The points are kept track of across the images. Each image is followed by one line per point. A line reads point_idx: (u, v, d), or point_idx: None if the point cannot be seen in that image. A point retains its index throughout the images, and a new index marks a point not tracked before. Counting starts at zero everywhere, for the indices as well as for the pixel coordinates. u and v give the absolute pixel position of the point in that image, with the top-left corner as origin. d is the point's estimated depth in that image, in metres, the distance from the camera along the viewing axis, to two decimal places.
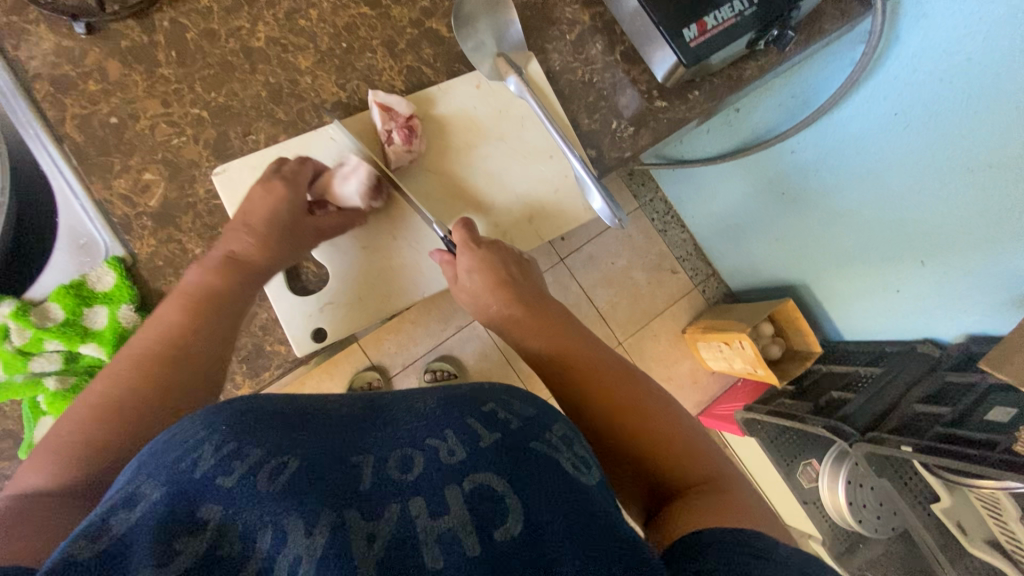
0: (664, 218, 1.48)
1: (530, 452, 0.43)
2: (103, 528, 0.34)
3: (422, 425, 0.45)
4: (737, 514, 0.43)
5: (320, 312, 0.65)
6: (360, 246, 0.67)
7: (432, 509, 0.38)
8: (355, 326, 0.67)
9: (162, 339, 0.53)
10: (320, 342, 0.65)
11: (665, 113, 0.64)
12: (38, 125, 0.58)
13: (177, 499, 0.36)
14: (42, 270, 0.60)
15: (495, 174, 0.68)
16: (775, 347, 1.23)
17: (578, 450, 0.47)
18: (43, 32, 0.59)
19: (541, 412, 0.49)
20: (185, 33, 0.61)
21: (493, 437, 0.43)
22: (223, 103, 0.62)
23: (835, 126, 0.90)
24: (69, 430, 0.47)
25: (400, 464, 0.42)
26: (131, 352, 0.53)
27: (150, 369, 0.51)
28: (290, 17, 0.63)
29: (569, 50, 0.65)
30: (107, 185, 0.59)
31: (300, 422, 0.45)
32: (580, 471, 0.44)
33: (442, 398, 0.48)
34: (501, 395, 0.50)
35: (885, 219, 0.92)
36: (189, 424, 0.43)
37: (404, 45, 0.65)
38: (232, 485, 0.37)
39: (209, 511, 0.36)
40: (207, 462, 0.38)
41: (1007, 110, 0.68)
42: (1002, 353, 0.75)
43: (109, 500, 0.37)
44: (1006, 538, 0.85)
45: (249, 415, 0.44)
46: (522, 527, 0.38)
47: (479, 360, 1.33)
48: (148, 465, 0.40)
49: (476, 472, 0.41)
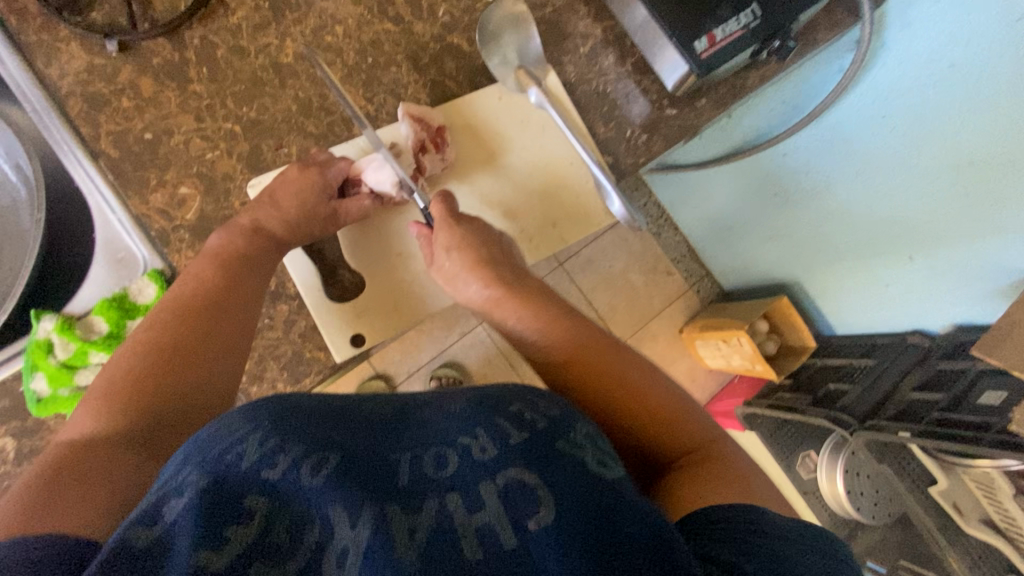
0: (658, 221, 1.50)
1: (557, 449, 0.41)
2: (157, 516, 0.34)
3: (454, 424, 0.44)
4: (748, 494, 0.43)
5: (357, 320, 0.68)
6: (395, 252, 0.70)
7: (467, 505, 0.37)
8: (386, 333, 0.69)
9: (196, 293, 0.55)
10: (359, 347, 0.67)
11: (675, 120, 0.68)
12: (74, 142, 0.60)
13: (222, 488, 0.36)
14: (80, 284, 0.63)
15: (519, 182, 0.72)
16: (770, 344, 1.29)
17: (602, 446, 0.44)
18: (76, 50, 0.60)
19: (565, 412, 0.46)
20: (216, 50, 0.63)
21: (523, 434, 0.41)
22: (255, 117, 0.64)
23: (827, 128, 0.94)
24: (119, 377, 0.49)
25: (435, 462, 0.40)
26: (167, 305, 0.54)
27: (189, 320, 0.53)
28: (317, 33, 0.65)
29: (583, 62, 0.68)
30: (144, 200, 0.61)
31: (335, 422, 0.44)
32: (605, 466, 0.41)
33: (473, 399, 0.47)
34: (528, 395, 0.48)
35: (878, 216, 0.97)
36: (229, 417, 0.43)
37: (427, 60, 0.68)
38: (278, 477, 0.37)
39: (255, 501, 0.36)
40: (252, 455, 0.38)
41: (991, 107, 0.72)
42: (993, 339, 0.79)
43: (161, 488, 0.38)
44: (1000, 517, 0.90)
45: (289, 415, 0.43)
46: (555, 517, 0.35)
47: (483, 365, 1.34)
48: (194, 455, 0.40)
49: (509, 467, 0.39)
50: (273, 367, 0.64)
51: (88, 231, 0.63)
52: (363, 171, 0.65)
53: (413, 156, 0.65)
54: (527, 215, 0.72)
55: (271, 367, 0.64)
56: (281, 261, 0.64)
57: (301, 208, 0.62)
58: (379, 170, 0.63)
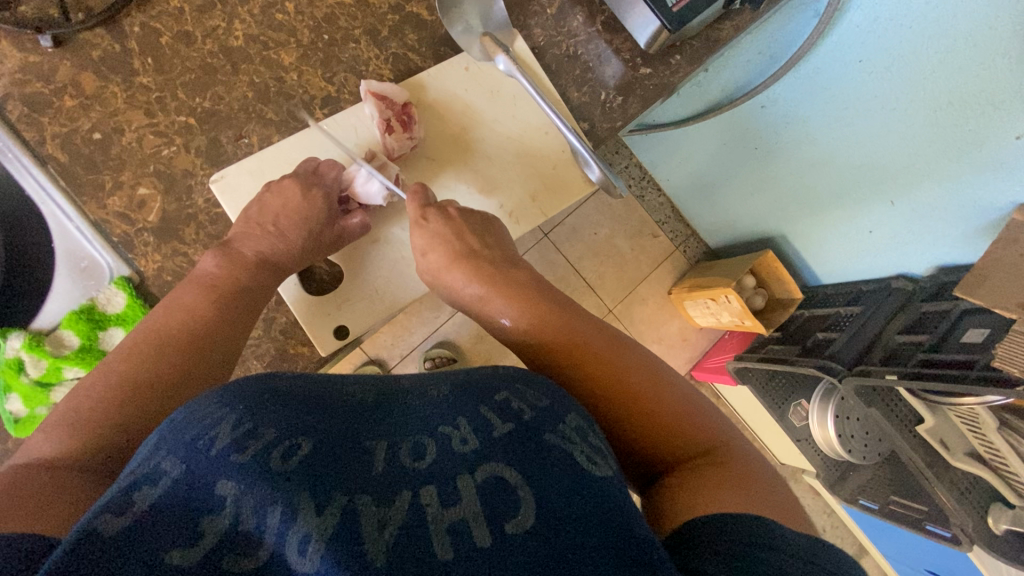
0: (641, 183, 1.48)
1: (542, 443, 0.41)
2: (129, 504, 0.34)
3: (436, 411, 0.45)
4: (757, 501, 0.42)
5: (339, 312, 0.68)
6: (371, 241, 0.70)
7: (443, 498, 0.37)
8: (369, 322, 0.69)
9: (182, 326, 0.54)
10: (343, 341, 0.68)
11: (650, 79, 0.65)
12: (19, 148, 0.58)
13: (196, 476, 0.36)
14: (48, 298, 0.62)
15: (493, 156, 0.70)
16: (758, 298, 1.29)
17: (592, 440, 0.44)
18: (8, 49, 0.57)
19: (555, 402, 0.47)
20: (160, 38, 0.60)
21: (507, 426, 0.42)
22: (210, 107, 0.62)
23: (803, 76, 0.92)
24: (87, 408, 0.49)
25: (412, 451, 0.40)
26: (147, 334, 0.53)
27: (169, 353, 0.52)
28: (266, 12, 0.62)
29: (551, 24, 0.65)
30: (101, 205, 0.59)
31: (315, 405, 0.44)
32: (595, 463, 0.41)
33: (456, 385, 0.48)
34: (516, 383, 0.49)
35: (856, 162, 0.96)
36: (207, 401, 0.43)
37: (387, 33, 0.65)
38: (246, 460, 0.36)
39: (226, 487, 0.35)
40: (225, 439, 0.38)
41: (965, 47, 0.71)
42: (974, 279, 0.81)
43: (133, 475, 0.38)
44: (984, 449, 0.94)
45: (268, 399, 0.43)
46: (535, 520, 0.36)
47: (476, 342, 1.34)
48: (169, 441, 0.40)
49: (489, 462, 0.39)
50: (255, 368, 0.63)
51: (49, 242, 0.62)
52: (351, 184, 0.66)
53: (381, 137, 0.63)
54: (506, 189, 0.71)
55: (254, 365, 0.63)
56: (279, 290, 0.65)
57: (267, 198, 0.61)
58: (370, 184, 0.64)
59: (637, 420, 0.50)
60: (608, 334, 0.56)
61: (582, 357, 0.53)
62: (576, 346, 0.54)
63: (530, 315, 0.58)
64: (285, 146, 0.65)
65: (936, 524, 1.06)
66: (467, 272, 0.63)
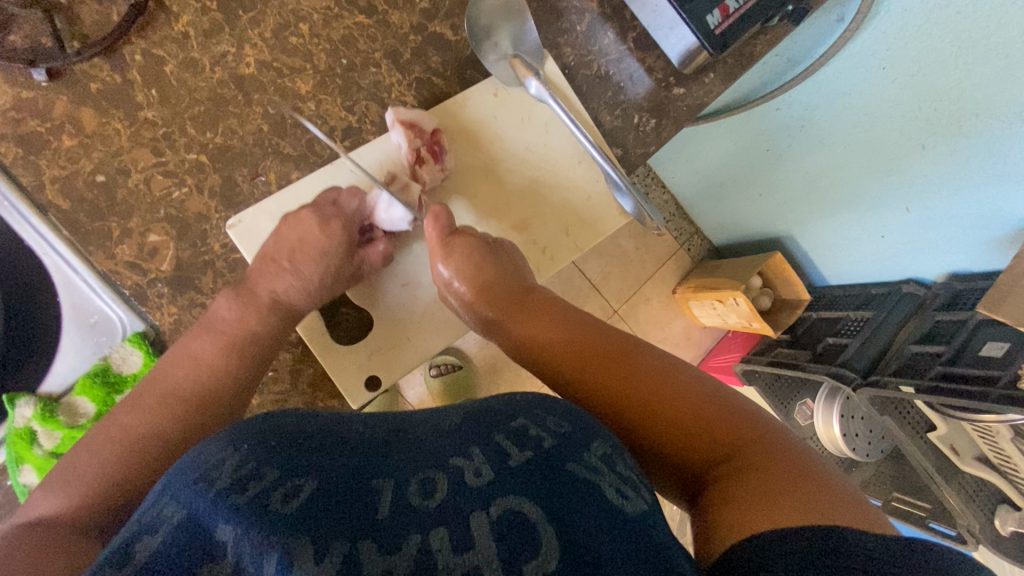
0: (646, 181, 1.42)
1: (564, 473, 0.39)
2: (128, 556, 0.32)
3: (447, 442, 0.43)
4: (812, 513, 0.37)
5: (370, 361, 0.72)
6: (400, 283, 0.73)
7: (455, 542, 0.33)
8: (398, 369, 0.73)
9: (188, 378, 0.54)
10: (376, 390, 0.72)
11: (683, 100, 0.65)
12: (17, 198, 0.60)
13: (196, 521, 0.34)
14: (54, 359, 0.67)
15: (524, 183, 0.74)
16: (764, 298, 1.29)
17: (621, 470, 0.41)
18: (5, 85, 0.59)
19: (577, 428, 0.44)
20: (164, 66, 0.63)
21: (524, 455, 0.40)
22: (222, 143, 0.65)
23: (823, 83, 0.90)
24: (85, 463, 0.48)
25: (421, 488, 0.38)
26: (154, 387, 0.54)
27: (175, 406, 0.52)
28: (279, 35, 0.65)
29: (581, 43, 0.64)
30: (110, 254, 0.63)
31: (323, 441, 0.42)
32: (626, 498, 0.39)
33: (470, 415, 0.46)
34: (535, 409, 0.47)
35: (872, 165, 0.94)
36: (212, 444, 0.42)
37: (408, 54, 0.69)
38: (245, 503, 0.34)
39: (224, 532, 0.33)
40: (225, 480, 0.36)
41: (994, 59, 0.70)
42: (998, 294, 0.80)
43: (133, 525, 0.36)
44: (994, 454, 0.96)
45: (273, 438, 0.41)
46: (558, 562, 0.33)
47: (481, 348, 1.31)
48: (173, 487, 0.38)
49: (504, 496, 0.37)
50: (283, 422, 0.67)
51: (54, 298, 0.66)
52: (374, 211, 0.68)
53: (410, 165, 0.67)
54: (539, 222, 0.75)
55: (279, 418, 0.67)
56: (298, 325, 0.67)
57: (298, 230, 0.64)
58: (394, 211, 0.67)
59: (681, 439, 0.47)
60: (618, 342, 0.57)
61: (608, 379, 0.53)
62: (605, 365, 0.54)
63: (550, 333, 0.60)
64: (306, 183, 0.69)
65: (939, 523, 1.09)
66: (494, 309, 0.65)
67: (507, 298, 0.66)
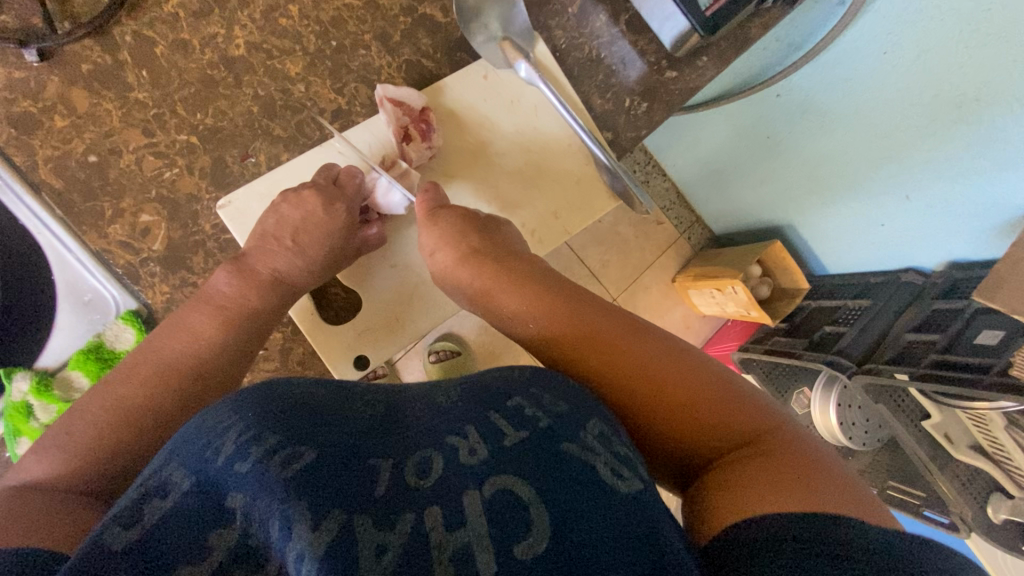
0: (646, 169, 1.41)
1: (557, 454, 0.38)
2: (139, 516, 0.34)
3: (444, 420, 0.42)
4: (811, 501, 0.38)
5: (358, 340, 0.73)
6: (389, 263, 0.74)
7: (448, 521, 0.34)
8: (383, 347, 0.74)
9: (179, 351, 0.55)
10: (363, 368, 0.74)
11: (676, 83, 0.65)
12: (13, 177, 0.62)
13: (204, 487, 0.36)
14: (50, 335, 0.69)
15: (512, 163, 0.75)
16: (763, 288, 1.27)
17: (618, 449, 0.41)
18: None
19: (573, 409, 0.43)
20: (154, 47, 0.64)
21: (520, 435, 0.40)
22: (213, 124, 0.67)
23: (824, 66, 0.88)
24: (81, 431, 0.48)
25: (418, 467, 0.38)
26: (150, 357, 0.54)
27: (165, 375, 0.53)
28: (268, 17, 0.67)
29: (572, 25, 0.65)
30: (103, 234, 0.65)
31: (323, 412, 0.42)
32: (620, 478, 0.38)
33: (466, 390, 0.46)
34: (530, 388, 0.45)
35: (873, 150, 0.93)
36: (217, 409, 0.42)
37: (399, 37, 0.71)
38: (248, 471, 0.35)
39: (236, 500, 0.34)
40: (228, 448, 0.37)
41: (995, 43, 0.69)
42: (994, 280, 0.80)
43: (140, 486, 0.37)
44: (987, 442, 0.97)
45: (276, 406, 0.41)
46: (548, 544, 0.33)
47: (479, 334, 1.32)
48: (180, 450, 0.39)
49: (500, 474, 0.37)
50: None
51: (49, 276, 0.67)
52: (372, 194, 0.70)
53: (399, 143, 0.68)
54: (530, 206, 0.76)
55: None
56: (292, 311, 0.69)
57: (289, 209, 0.65)
58: (392, 195, 0.69)
59: (678, 423, 0.46)
60: (619, 320, 0.55)
61: (596, 356, 0.51)
62: (599, 344, 0.52)
63: (536, 309, 0.57)
64: (296, 164, 0.69)
65: (935, 511, 1.08)
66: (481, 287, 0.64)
67: (503, 273, 0.63)
